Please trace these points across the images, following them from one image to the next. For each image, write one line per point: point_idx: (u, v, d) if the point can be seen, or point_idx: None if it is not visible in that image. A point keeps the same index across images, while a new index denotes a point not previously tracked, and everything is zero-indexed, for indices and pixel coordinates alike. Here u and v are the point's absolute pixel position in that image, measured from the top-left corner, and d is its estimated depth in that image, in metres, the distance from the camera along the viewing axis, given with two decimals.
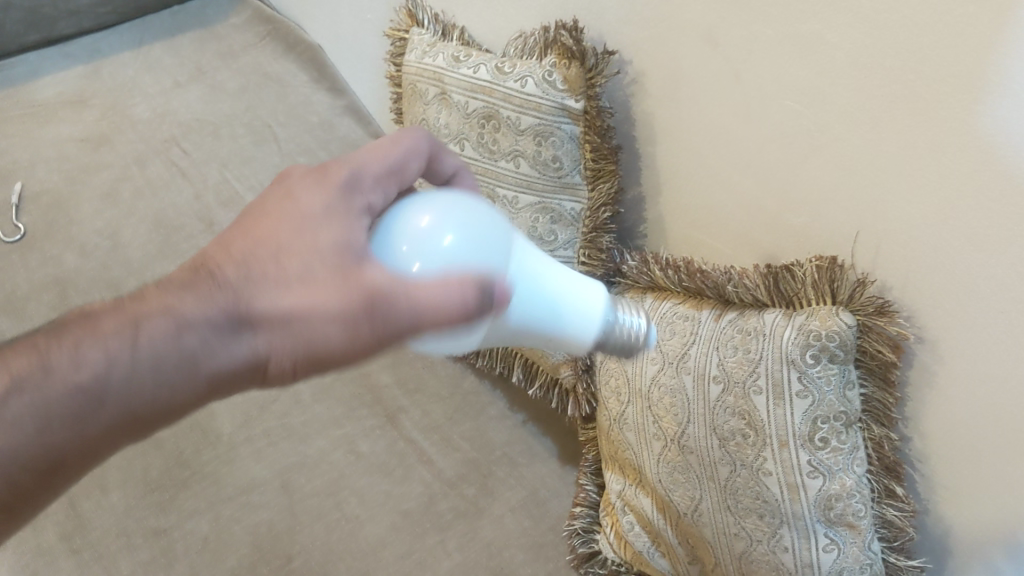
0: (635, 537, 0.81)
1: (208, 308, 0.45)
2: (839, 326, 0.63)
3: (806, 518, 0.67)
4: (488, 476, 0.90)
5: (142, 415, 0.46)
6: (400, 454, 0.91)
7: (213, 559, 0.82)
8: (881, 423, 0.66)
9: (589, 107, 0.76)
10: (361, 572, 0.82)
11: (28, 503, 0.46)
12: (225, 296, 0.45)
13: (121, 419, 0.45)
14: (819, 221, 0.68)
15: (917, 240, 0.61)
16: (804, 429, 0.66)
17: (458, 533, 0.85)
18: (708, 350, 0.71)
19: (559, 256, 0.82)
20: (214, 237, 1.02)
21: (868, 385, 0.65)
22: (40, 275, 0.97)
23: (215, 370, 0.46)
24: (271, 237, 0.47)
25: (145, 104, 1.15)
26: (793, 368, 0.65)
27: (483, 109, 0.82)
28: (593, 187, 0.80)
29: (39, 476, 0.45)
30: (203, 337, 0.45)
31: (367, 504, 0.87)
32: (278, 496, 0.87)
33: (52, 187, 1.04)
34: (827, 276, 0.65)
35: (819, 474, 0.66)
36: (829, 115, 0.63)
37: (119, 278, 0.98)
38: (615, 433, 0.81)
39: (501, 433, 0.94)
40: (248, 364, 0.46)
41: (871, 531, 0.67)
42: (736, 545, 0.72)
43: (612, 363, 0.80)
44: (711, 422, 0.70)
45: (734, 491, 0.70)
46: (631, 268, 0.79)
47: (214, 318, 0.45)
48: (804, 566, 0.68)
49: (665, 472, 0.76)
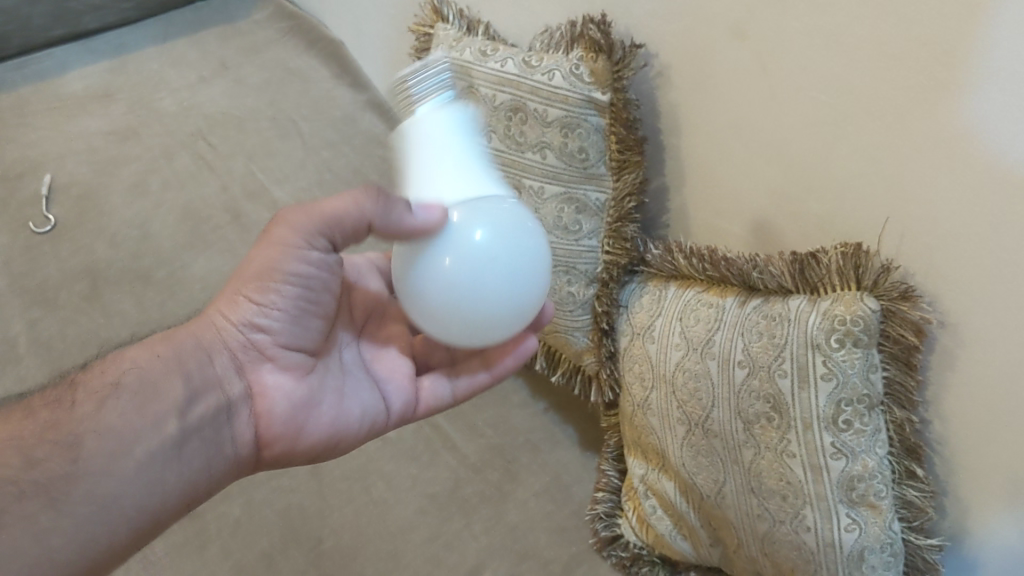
0: (658, 520, 0.83)
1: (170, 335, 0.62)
2: (864, 311, 0.65)
3: (829, 498, 0.69)
4: (512, 461, 0.92)
5: (127, 383, 0.56)
6: (426, 440, 0.93)
7: (244, 541, 0.84)
8: (903, 406, 0.67)
9: (615, 99, 0.78)
10: (389, 554, 0.84)
11: (66, 494, 0.50)
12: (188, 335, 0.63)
13: (111, 386, 0.55)
14: (843, 209, 0.70)
15: (939, 228, 0.63)
16: (827, 412, 0.68)
17: (483, 516, 0.87)
18: (733, 336, 0.73)
19: (584, 245, 0.83)
20: (241, 230, 1.04)
21: (891, 369, 0.67)
22: (72, 265, 0.99)
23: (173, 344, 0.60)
24: None
25: (170, 98, 1.16)
26: (818, 352, 0.67)
27: (510, 102, 0.83)
28: (618, 177, 0.81)
29: (62, 453, 0.51)
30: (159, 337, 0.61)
31: (395, 488, 0.89)
32: (307, 480, 0.89)
33: (81, 178, 1.06)
34: (852, 261, 0.67)
35: (842, 455, 0.68)
36: (854, 106, 0.65)
37: (149, 269, 1.00)
38: (638, 418, 0.83)
39: (523, 420, 0.96)
40: (196, 337, 0.61)
41: (892, 511, 0.69)
42: (759, 526, 0.73)
43: (635, 350, 0.82)
44: (736, 406, 0.72)
45: (758, 474, 0.72)
46: (655, 256, 0.82)
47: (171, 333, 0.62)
48: (827, 546, 0.70)
49: (688, 455, 0.78)
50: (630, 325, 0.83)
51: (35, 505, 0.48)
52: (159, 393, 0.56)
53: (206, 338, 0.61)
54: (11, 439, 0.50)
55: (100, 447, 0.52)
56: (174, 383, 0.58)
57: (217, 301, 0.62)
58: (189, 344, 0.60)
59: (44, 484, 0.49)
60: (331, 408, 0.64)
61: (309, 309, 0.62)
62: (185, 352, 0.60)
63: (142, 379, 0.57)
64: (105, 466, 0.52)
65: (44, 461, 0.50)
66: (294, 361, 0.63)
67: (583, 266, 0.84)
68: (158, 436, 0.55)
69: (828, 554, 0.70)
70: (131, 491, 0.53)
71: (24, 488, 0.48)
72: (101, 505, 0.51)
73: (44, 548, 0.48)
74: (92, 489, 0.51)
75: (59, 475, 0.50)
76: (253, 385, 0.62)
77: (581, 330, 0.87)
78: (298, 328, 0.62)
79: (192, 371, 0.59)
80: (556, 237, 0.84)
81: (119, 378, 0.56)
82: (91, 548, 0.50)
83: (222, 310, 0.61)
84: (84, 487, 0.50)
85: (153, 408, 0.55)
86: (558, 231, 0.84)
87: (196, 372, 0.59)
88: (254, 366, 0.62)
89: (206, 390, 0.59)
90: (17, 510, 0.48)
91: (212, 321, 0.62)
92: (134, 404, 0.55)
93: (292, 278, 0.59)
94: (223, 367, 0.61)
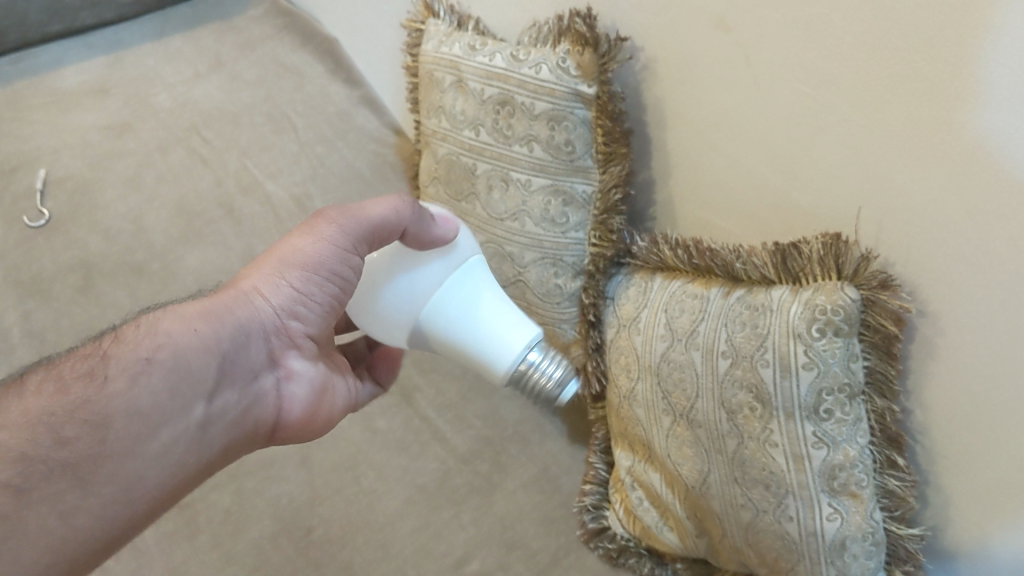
0: (644, 512, 0.83)
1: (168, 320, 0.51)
2: (844, 300, 0.66)
3: (811, 487, 0.70)
4: (500, 452, 0.93)
5: (162, 358, 0.49)
6: (415, 431, 0.94)
7: (235, 530, 0.85)
8: (884, 396, 0.68)
9: (601, 92, 0.79)
10: (378, 543, 0.85)
11: (92, 474, 0.45)
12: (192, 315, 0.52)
13: (145, 361, 0.48)
14: (824, 201, 0.70)
15: (918, 217, 0.64)
16: (809, 401, 0.68)
17: (472, 507, 0.88)
18: (717, 327, 0.73)
19: (570, 238, 0.84)
20: (234, 222, 1.06)
21: (871, 358, 0.67)
22: (66, 258, 1.00)
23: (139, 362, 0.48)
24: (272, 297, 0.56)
25: (166, 93, 1.17)
26: (799, 342, 0.68)
27: (498, 95, 0.84)
28: (604, 169, 0.82)
29: (91, 433, 0.45)
30: (127, 343, 0.49)
31: (384, 478, 0.90)
32: (297, 470, 0.90)
33: (76, 172, 1.07)
34: (833, 251, 0.67)
35: (824, 444, 0.68)
36: (834, 98, 0.65)
37: (143, 261, 1.02)
38: (625, 409, 0.84)
39: (513, 411, 0.97)
40: (194, 346, 0.51)
41: (873, 500, 0.70)
42: (743, 515, 0.74)
43: (622, 341, 0.83)
44: (720, 395, 0.73)
45: (742, 463, 0.73)
46: (641, 248, 0.82)
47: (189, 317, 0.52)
48: (809, 535, 0.70)
49: (674, 446, 0.78)
50: (616, 317, 0.84)
51: (62, 484, 0.43)
52: (198, 371, 0.51)
53: (245, 316, 0.54)
54: (39, 415, 0.45)
55: (129, 428, 0.46)
56: (210, 363, 0.51)
57: (254, 274, 0.56)
58: (229, 322, 0.53)
59: (72, 464, 0.44)
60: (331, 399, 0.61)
61: (338, 303, 0.59)
62: (225, 333, 0.53)
63: (178, 357, 0.50)
64: (132, 447, 0.46)
65: (74, 441, 0.45)
66: (309, 353, 0.59)
67: (570, 258, 0.85)
68: (187, 422, 0.50)
69: (810, 542, 0.70)
70: (156, 473, 0.48)
71: (53, 467, 0.44)
72: (126, 486, 0.46)
73: (68, 530, 0.43)
74: (118, 470, 0.46)
75: (85, 455, 0.45)
76: (275, 370, 0.57)
77: (568, 322, 0.87)
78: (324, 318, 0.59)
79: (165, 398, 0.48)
80: (542, 229, 0.85)
81: (155, 352, 0.49)
82: (106, 533, 0.45)
83: (265, 285, 0.55)
84: (111, 467, 0.45)
85: (186, 390, 0.50)
86: (544, 223, 0.85)
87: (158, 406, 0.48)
88: (281, 353, 0.57)
89: (235, 374, 0.54)
90: (42, 489, 0.43)
91: (250, 300, 0.55)
92: (169, 386, 0.49)
93: (330, 281, 0.57)
94: (255, 350, 0.55)
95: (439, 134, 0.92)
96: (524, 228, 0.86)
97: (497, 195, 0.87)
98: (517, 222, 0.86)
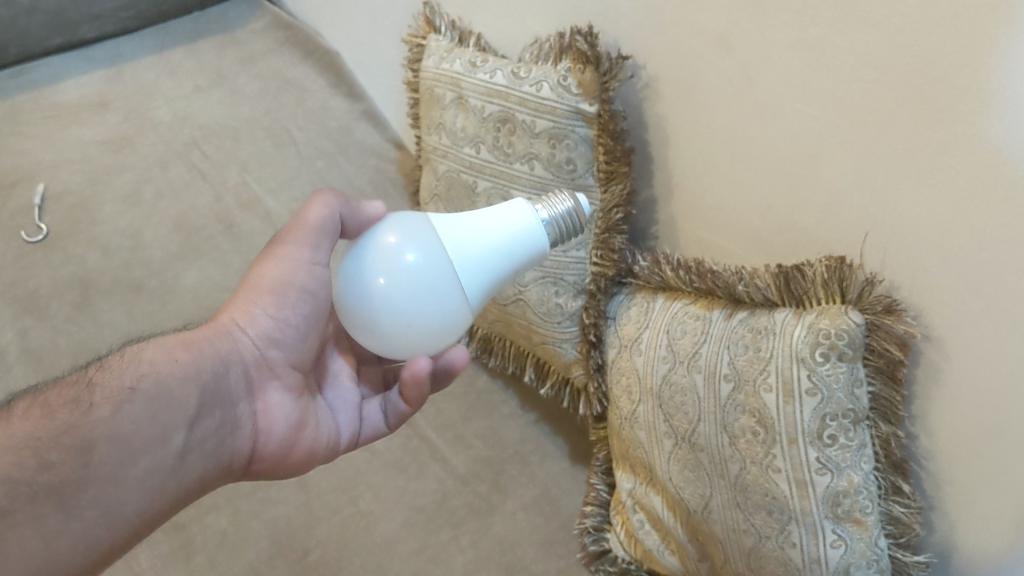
0: (646, 535, 0.82)
1: (152, 352, 0.52)
2: (848, 325, 0.65)
3: (815, 514, 0.68)
4: (500, 474, 0.92)
5: (146, 388, 0.50)
6: (414, 452, 0.93)
7: (230, 553, 0.84)
8: (889, 421, 0.67)
9: (602, 110, 0.78)
10: (375, 567, 0.84)
11: (77, 498, 0.45)
12: (174, 348, 0.53)
13: (128, 391, 0.49)
14: (828, 223, 0.69)
15: (924, 242, 0.63)
16: (812, 426, 0.67)
17: (471, 529, 0.87)
18: (719, 350, 0.72)
19: (572, 256, 0.83)
20: (233, 239, 1.05)
21: (876, 383, 0.66)
22: (63, 274, 1.00)
23: (122, 393, 0.49)
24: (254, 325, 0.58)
25: (166, 107, 1.17)
26: (802, 366, 0.67)
27: (499, 113, 0.84)
28: (605, 188, 0.81)
29: (76, 458, 0.45)
30: (110, 373, 0.50)
31: (382, 500, 0.89)
32: (295, 492, 0.89)
33: (74, 187, 1.07)
34: (836, 274, 0.67)
35: (827, 470, 0.67)
36: (838, 119, 0.64)
37: (140, 278, 1.01)
38: (626, 431, 0.82)
39: (512, 431, 0.96)
40: (172, 377, 0.52)
41: (878, 526, 0.68)
42: (745, 541, 0.73)
43: (623, 362, 0.82)
44: (722, 419, 0.72)
45: (744, 488, 0.72)
46: (643, 268, 0.81)
47: (172, 349, 0.53)
48: (812, 562, 0.69)
49: (675, 469, 0.77)
50: (618, 337, 0.83)
51: (45, 507, 0.43)
52: (178, 400, 0.51)
53: (223, 348, 0.56)
54: (25, 438, 0.44)
55: (111, 453, 0.47)
56: (189, 393, 0.52)
57: (235, 309, 0.58)
58: (207, 353, 0.55)
59: (57, 488, 0.44)
60: (314, 437, 0.61)
61: (318, 336, 0.61)
62: (203, 361, 0.54)
63: (161, 387, 0.51)
64: (116, 470, 0.47)
65: (59, 465, 0.45)
66: (291, 386, 0.60)
67: (571, 277, 0.84)
68: (167, 451, 0.50)
69: (814, 570, 0.69)
70: (141, 497, 0.48)
71: (37, 490, 0.43)
72: (105, 511, 0.46)
73: (51, 553, 0.43)
74: (101, 494, 0.46)
75: (70, 479, 0.45)
76: (256, 402, 0.58)
77: (569, 342, 0.87)
78: (303, 349, 0.60)
79: (146, 427, 0.49)
80: None
81: (138, 382, 0.50)
82: (87, 555, 0.45)
83: (243, 317, 0.58)
84: (96, 491, 0.46)
85: (167, 420, 0.50)
86: None
87: (141, 433, 0.49)
88: (261, 386, 0.58)
89: (215, 404, 0.54)
90: (26, 512, 0.42)
91: (228, 334, 0.57)
92: (151, 413, 0.49)
93: (303, 300, 0.59)
94: (235, 382, 0.56)
95: (439, 150, 0.91)
96: None
97: None
98: None
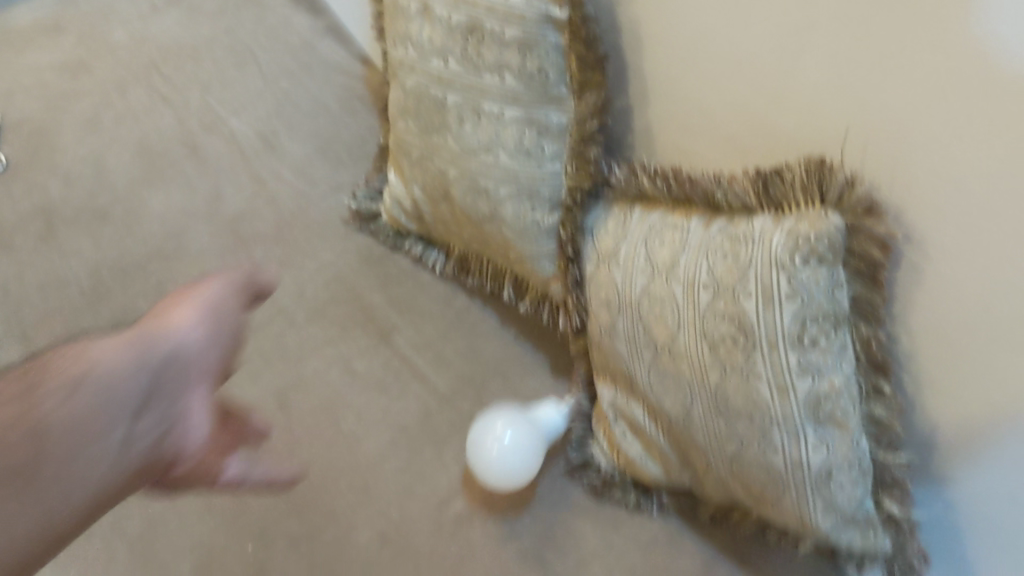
0: (628, 445, 0.84)
1: (71, 372, 0.60)
2: (828, 228, 0.63)
3: (796, 419, 0.68)
4: (482, 391, 0.92)
5: (74, 408, 0.59)
6: (395, 372, 0.92)
7: (213, 478, 0.84)
8: (870, 323, 0.67)
9: (574, 15, 0.73)
10: (361, 486, 0.84)
11: (29, 490, 0.54)
12: (70, 369, 0.60)
13: (48, 414, 0.57)
14: (806, 125, 0.68)
15: (905, 140, 0.61)
16: (792, 330, 0.66)
17: (454, 446, 0.88)
18: (698, 259, 0.71)
19: (546, 169, 0.81)
20: (198, 162, 1.04)
21: (856, 286, 0.66)
22: (27, 205, 0.98)
23: (35, 416, 0.57)
24: (159, 349, 0.66)
25: (122, 30, 1.13)
26: (782, 271, 0.65)
27: (467, 21, 0.77)
28: (580, 98, 0.77)
29: (23, 469, 0.54)
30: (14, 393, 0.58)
31: (365, 421, 0.89)
32: (276, 416, 0.89)
33: (32, 115, 1.04)
34: (815, 178, 0.66)
35: (807, 374, 0.67)
36: (817, 15, 0.62)
37: (106, 206, 0.99)
38: (606, 344, 0.82)
39: (493, 348, 0.95)
40: (87, 395, 0.59)
41: (859, 429, 0.69)
42: (727, 447, 0.73)
43: (602, 276, 0.80)
44: (702, 328, 0.71)
45: (725, 396, 0.71)
46: (620, 179, 0.80)
47: (98, 371, 0.61)
48: (795, 465, 0.70)
49: (656, 379, 0.77)
50: (596, 251, 0.81)
51: (9, 501, 0.54)
52: (120, 393, 0.62)
53: (111, 380, 0.62)
54: None
55: (57, 459, 0.57)
56: (101, 414, 0.60)
57: (116, 339, 0.65)
58: (99, 381, 0.61)
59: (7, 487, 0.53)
60: (201, 427, 0.70)
61: (208, 355, 0.69)
62: (112, 384, 0.62)
63: (82, 409, 0.59)
64: (59, 471, 0.56)
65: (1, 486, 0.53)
66: (200, 389, 0.70)
67: (546, 191, 0.82)
68: (98, 453, 0.59)
69: (796, 473, 0.70)
70: (61, 515, 0.56)
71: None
72: (48, 509, 0.56)
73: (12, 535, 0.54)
74: (45, 492, 0.55)
75: (16, 477, 0.54)
76: (181, 405, 0.67)
77: (547, 259, 0.86)
78: (202, 356, 0.69)
79: (66, 438, 0.57)
80: (517, 162, 0.81)
81: (56, 409, 0.58)
82: (32, 541, 0.55)
83: (114, 346, 0.64)
84: (41, 487, 0.55)
85: (91, 430, 0.59)
86: (518, 156, 0.81)
87: (60, 449, 0.57)
88: (169, 394, 0.66)
89: (123, 413, 0.62)
90: None
91: (102, 358, 0.62)
92: (80, 421, 0.59)
93: (183, 350, 0.67)
94: (131, 398, 0.62)
95: (406, 64, 0.86)
96: (498, 162, 0.82)
97: (469, 128, 0.83)
98: (491, 156, 0.82)
